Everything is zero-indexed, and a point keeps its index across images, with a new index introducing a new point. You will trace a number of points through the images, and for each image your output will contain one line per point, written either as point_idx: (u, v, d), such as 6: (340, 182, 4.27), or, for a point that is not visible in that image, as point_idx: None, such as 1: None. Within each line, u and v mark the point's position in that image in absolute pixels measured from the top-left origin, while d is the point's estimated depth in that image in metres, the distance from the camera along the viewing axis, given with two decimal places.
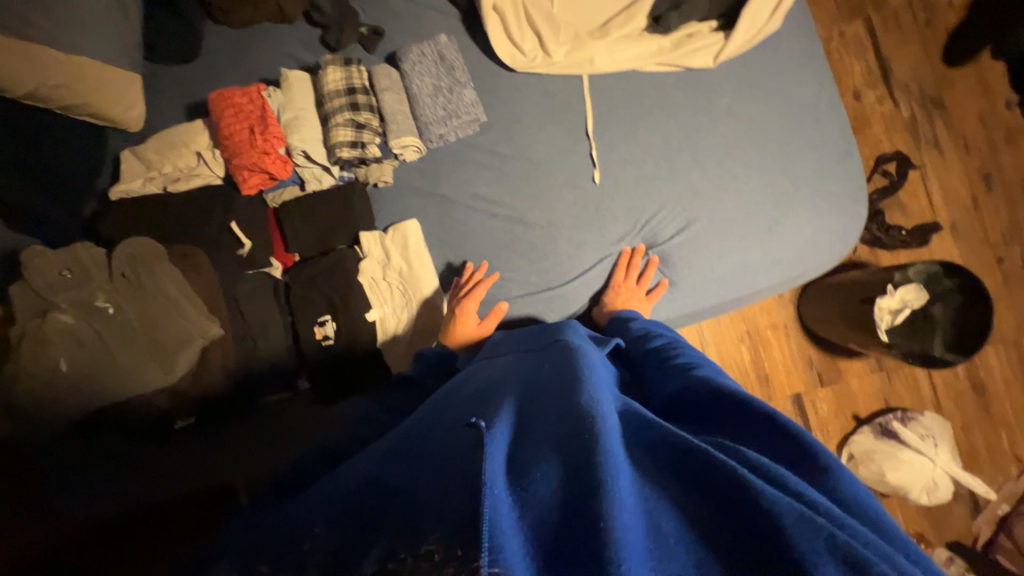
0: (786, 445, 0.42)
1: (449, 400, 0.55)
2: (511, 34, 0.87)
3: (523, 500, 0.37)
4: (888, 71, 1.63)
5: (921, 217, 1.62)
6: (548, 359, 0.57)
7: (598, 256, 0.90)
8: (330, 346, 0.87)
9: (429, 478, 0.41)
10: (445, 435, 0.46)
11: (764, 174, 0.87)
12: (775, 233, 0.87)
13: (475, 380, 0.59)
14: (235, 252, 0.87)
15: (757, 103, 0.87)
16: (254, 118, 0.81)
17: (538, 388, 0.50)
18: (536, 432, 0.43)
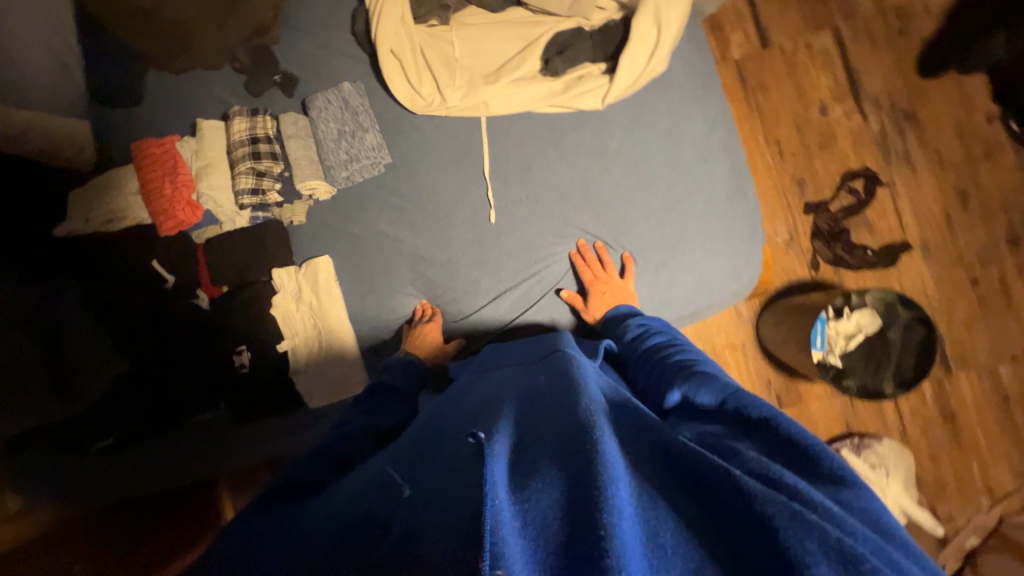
0: (795, 452, 0.44)
1: (444, 421, 0.57)
2: (409, 79, 0.92)
3: (526, 513, 0.37)
4: (857, 83, 1.57)
5: (889, 236, 1.55)
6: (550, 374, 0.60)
7: (493, 293, 0.93)
8: (245, 374, 0.95)
9: (432, 489, 0.42)
10: (450, 445, 0.48)
11: (655, 214, 0.88)
12: (665, 271, 0.88)
13: (474, 397, 0.62)
14: (160, 286, 0.95)
15: (649, 142, 0.87)
16: (167, 167, 0.90)
17: (540, 404, 0.53)
18: (541, 445, 0.44)
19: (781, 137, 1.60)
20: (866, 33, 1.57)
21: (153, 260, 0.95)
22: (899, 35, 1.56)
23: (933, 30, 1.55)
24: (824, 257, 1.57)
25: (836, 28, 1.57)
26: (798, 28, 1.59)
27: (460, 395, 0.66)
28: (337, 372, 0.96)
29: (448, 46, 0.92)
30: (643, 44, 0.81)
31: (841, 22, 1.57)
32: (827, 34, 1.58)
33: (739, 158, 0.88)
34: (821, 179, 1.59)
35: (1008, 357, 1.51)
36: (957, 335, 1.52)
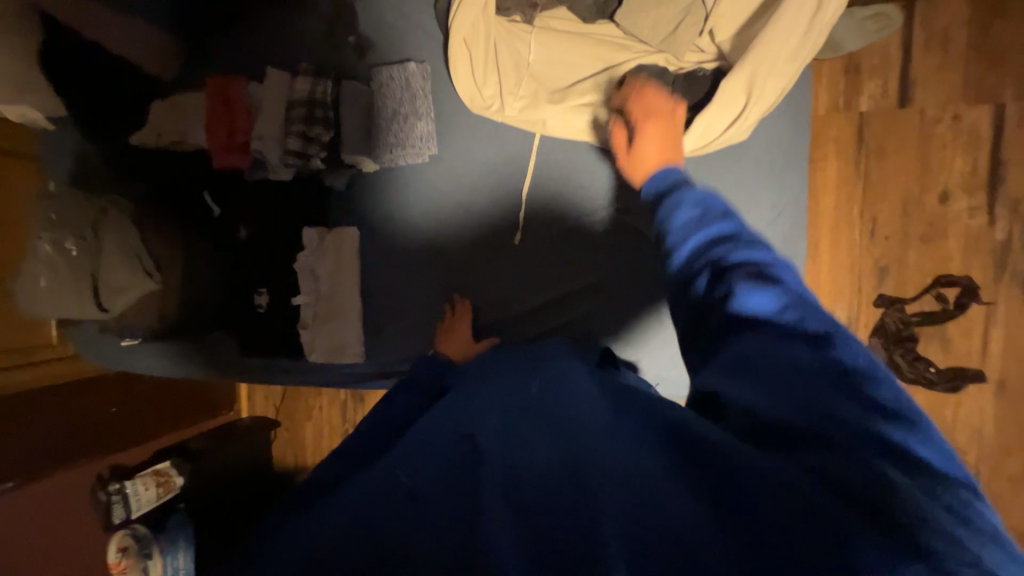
0: (857, 409, 0.41)
1: (441, 424, 0.62)
2: (474, 76, 0.87)
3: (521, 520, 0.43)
4: (999, 178, 1.31)
5: (964, 360, 1.37)
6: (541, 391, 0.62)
7: (497, 306, 0.99)
8: (261, 312, 1.04)
9: (434, 494, 0.48)
10: (458, 448, 0.54)
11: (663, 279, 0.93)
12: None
13: (468, 402, 0.65)
14: (207, 213, 1.03)
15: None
16: (233, 108, 0.94)
17: (532, 419, 0.56)
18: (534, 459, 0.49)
19: (880, 214, 1.40)
20: None
21: (204, 189, 1.03)
22: None
23: None
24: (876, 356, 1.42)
25: (1001, 105, 1.30)
26: (953, 94, 1.32)
27: (465, 395, 0.69)
28: (334, 340, 1.02)
29: (523, 49, 0.86)
30: (730, 105, 0.71)
31: (1013, 99, 1.29)
32: (988, 109, 1.31)
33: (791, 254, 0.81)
34: (909, 273, 1.39)
35: None
36: (997, 486, 1.36)
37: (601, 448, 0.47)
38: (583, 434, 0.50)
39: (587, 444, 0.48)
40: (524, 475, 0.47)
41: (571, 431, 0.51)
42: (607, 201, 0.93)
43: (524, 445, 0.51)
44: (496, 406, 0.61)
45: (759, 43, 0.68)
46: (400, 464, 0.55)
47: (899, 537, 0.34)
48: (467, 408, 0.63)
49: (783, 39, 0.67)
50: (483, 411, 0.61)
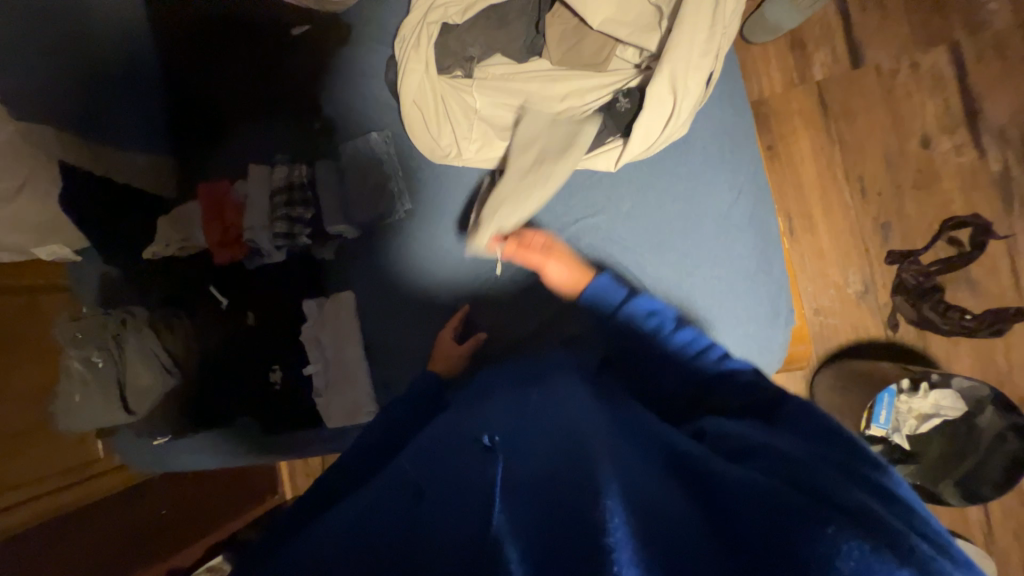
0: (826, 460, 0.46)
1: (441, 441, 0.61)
2: (428, 130, 0.94)
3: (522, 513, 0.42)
4: (977, 111, 1.29)
5: (998, 301, 1.29)
6: (542, 403, 0.63)
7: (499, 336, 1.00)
8: (277, 389, 1.09)
9: (448, 507, 0.46)
10: (481, 450, 0.54)
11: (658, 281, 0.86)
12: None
13: (469, 419, 0.66)
14: (216, 306, 1.11)
15: (658, 210, 0.84)
16: (223, 208, 1.04)
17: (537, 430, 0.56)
18: (540, 462, 0.49)
19: (867, 173, 1.38)
20: (997, 49, 1.28)
21: (209, 284, 1.10)
22: None
23: None
24: (906, 316, 1.35)
25: (955, 43, 1.30)
26: (903, 44, 1.34)
27: (466, 409, 0.72)
28: (347, 402, 1.04)
29: (468, 99, 0.94)
30: (660, 104, 0.73)
31: (964, 36, 1.30)
32: (942, 51, 1.31)
33: (764, 230, 0.80)
34: (914, 224, 1.35)
35: None
36: None
37: (601, 442, 0.48)
38: (589, 432, 0.52)
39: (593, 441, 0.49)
40: (522, 473, 0.48)
41: (579, 434, 0.51)
42: (580, 213, 0.92)
43: (541, 451, 0.52)
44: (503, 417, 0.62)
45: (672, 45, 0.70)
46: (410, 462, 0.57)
47: (879, 539, 0.35)
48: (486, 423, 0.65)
49: (696, 32, 0.70)
50: (487, 422, 0.62)
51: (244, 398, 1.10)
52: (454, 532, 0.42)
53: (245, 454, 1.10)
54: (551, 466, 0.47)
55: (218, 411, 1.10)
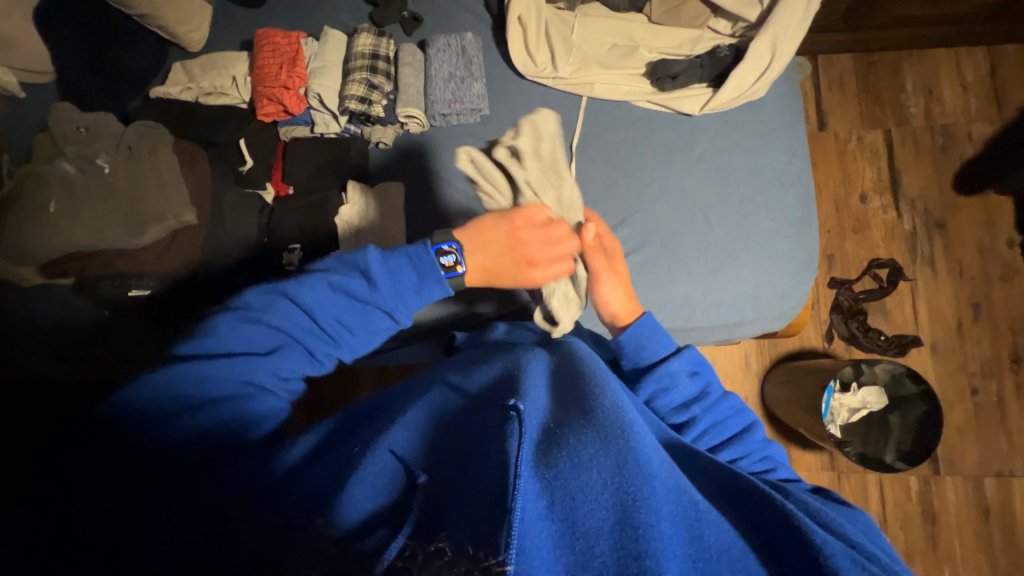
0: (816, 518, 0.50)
1: (466, 389, 0.60)
2: (527, 43, 0.98)
3: (555, 492, 0.41)
4: (897, 182, 1.69)
5: (903, 328, 1.62)
6: (562, 359, 0.64)
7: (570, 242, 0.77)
8: (290, 272, 0.93)
9: (466, 474, 0.47)
10: (488, 416, 0.51)
11: (722, 220, 0.92)
12: (718, 276, 0.91)
13: (492, 367, 0.63)
14: (235, 167, 0.97)
15: (725, 160, 0.94)
16: (286, 58, 0.93)
17: (564, 394, 0.55)
18: (565, 427, 0.48)
19: (820, 212, 1.70)
20: (914, 141, 1.70)
21: (242, 137, 0.97)
22: (941, 151, 1.68)
23: (973, 156, 1.66)
24: (840, 332, 1.61)
25: (887, 130, 1.71)
26: (854, 122, 1.73)
27: (478, 358, 0.69)
28: None
29: (569, 28, 1.00)
30: (750, 69, 0.91)
31: (894, 126, 1.71)
32: (879, 133, 1.72)
33: (808, 191, 0.94)
34: (849, 259, 1.67)
35: (995, 471, 1.53)
36: (950, 439, 1.56)
37: (643, 436, 0.48)
38: (629, 413, 0.51)
39: (632, 422, 0.48)
40: (551, 432, 0.48)
41: (612, 404, 0.51)
42: (657, 148, 0.96)
43: (557, 420, 0.50)
44: (534, 369, 0.61)
45: (768, 28, 0.89)
46: (393, 437, 0.52)
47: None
48: (483, 371, 0.62)
49: (788, 17, 0.89)
50: (508, 372, 0.60)
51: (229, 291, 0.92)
52: (465, 510, 0.42)
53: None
54: (586, 440, 0.45)
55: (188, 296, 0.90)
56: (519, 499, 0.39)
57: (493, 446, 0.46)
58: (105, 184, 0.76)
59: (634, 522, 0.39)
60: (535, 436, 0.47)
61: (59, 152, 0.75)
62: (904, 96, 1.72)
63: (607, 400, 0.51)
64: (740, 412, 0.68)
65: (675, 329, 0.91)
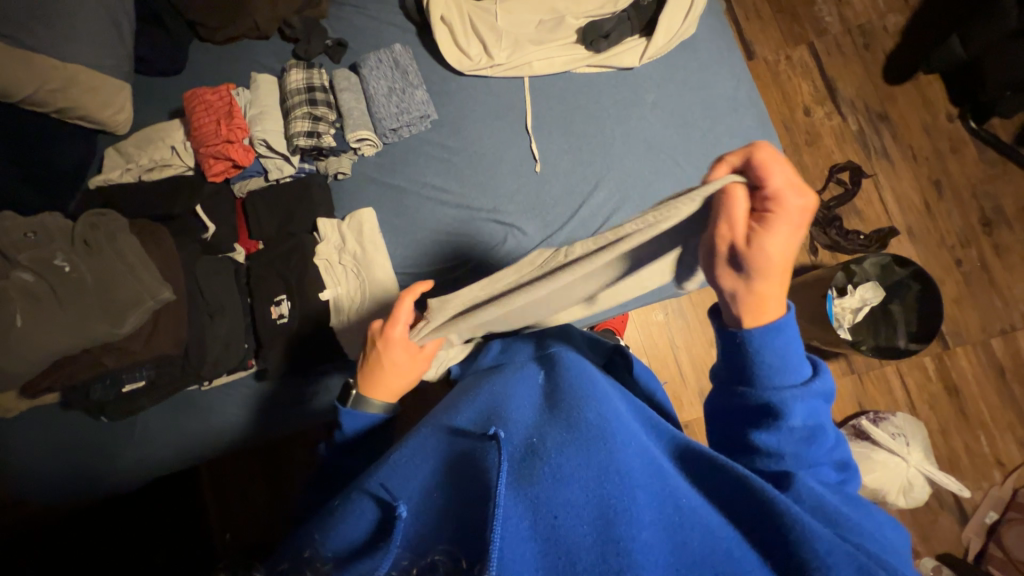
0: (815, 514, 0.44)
1: (448, 414, 0.57)
2: (457, 40, 0.98)
3: (536, 508, 0.40)
4: (834, 89, 1.75)
5: (878, 223, 1.67)
6: (544, 370, 0.63)
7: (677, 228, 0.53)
8: (283, 324, 0.92)
9: (447, 502, 0.45)
10: (468, 439, 0.50)
11: (688, 159, 0.94)
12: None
13: (474, 391, 0.61)
14: (199, 235, 0.94)
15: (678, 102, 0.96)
16: (222, 113, 0.90)
17: (545, 406, 0.54)
18: (545, 440, 0.47)
19: None
20: (838, 47, 1.77)
21: (197, 204, 0.95)
22: (865, 49, 1.75)
23: (894, 46, 1.74)
24: (822, 242, 1.66)
25: (811, 43, 1.78)
26: (778, 43, 1.78)
27: (459, 395, 0.63)
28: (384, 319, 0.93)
29: (492, 15, 1.00)
30: (676, 11, 0.93)
31: (815, 38, 1.78)
32: (804, 48, 1.78)
33: (762, 111, 0.96)
34: (811, 172, 1.72)
35: (998, 330, 1.60)
36: (951, 313, 1.61)
37: (628, 444, 0.46)
38: (614, 420, 0.49)
39: (615, 432, 0.47)
40: (533, 450, 0.46)
41: (594, 412, 0.49)
42: (609, 108, 0.97)
43: (536, 435, 0.48)
44: (515, 388, 0.59)
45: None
46: (386, 475, 0.50)
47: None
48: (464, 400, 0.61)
49: None
50: (491, 395, 0.58)
51: (226, 359, 0.89)
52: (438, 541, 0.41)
53: (223, 432, 0.94)
54: (570, 458, 0.44)
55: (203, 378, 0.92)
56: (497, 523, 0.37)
57: (472, 471, 0.45)
58: (73, 285, 0.73)
59: (615, 534, 0.38)
60: (517, 454, 0.45)
61: (13, 262, 0.72)
62: (816, 8, 1.79)
63: (589, 410, 0.49)
64: (830, 452, 0.52)
65: None
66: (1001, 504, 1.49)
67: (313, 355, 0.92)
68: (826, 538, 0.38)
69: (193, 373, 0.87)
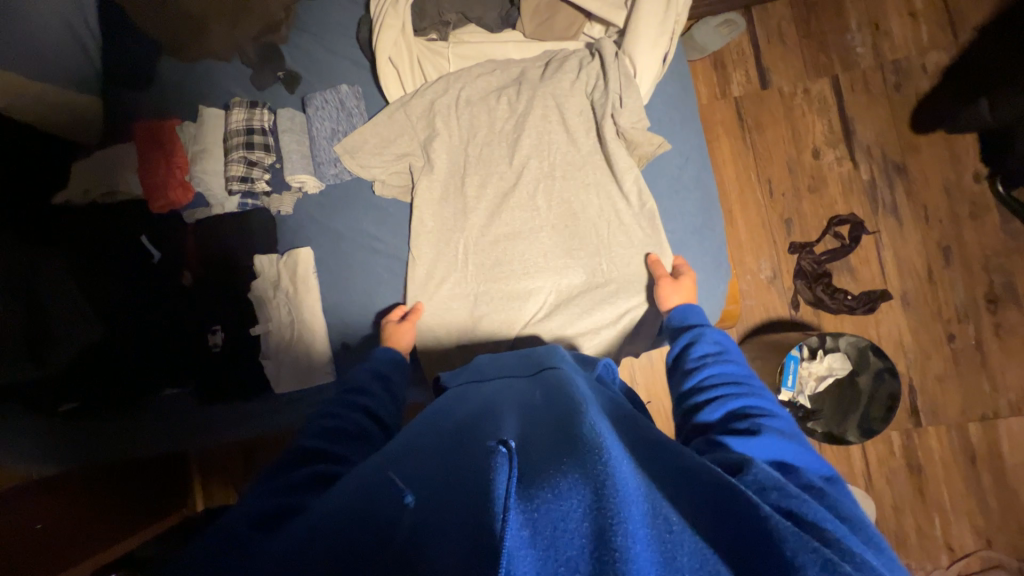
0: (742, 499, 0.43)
1: (443, 424, 0.61)
2: (404, 85, 0.99)
3: (537, 521, 0.39)
4: (850, 131, 1.60)
5: (871, 284, 1.56)
6: (540, 384, 0.67)
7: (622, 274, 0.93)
8: (217, 352, 1.00)
9: (442, 499, 0.46)
10: (472, 452, 0.51)
11: (614, 227, 0.94)
12: (615, 296, 0.93)
13: (466, 406, 0.67)
14: (147, 259, 1.01)
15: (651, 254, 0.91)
16: (166, 149, 0.97)
17: (535, 419, 0.56)
18: (541, 453, 0.48)
19: (773, 177, 1.63)
20: (864, 84, 1.60)
21: (144, 234, 1.00)
22: (894, 89, 1.58)
23: (929, 89, 1.56)
24: (805, 298, 1.56)
25: (835, 77, 1.61)
26: (798, 74, 1.63)
27: (455, 403, 0.69)
28: (311, 364, 0.98)
29: (445, 62, 1.00)
30: (610, 98, 0.91)
31: (841, 71, 1.61)
32: (826, 81, 1.62)
33: (706, 193, 0.96)
34: (809, 220, 1.60)
35: (980, 416, 1.50)
36: (930, 390, 1.52)
37: (614, 446, 0.47)
38: (600, 428, 0.50)
39: (607, 437, 0.48)
40: (528, 460, 0.47)
41: (587, 423, 0.51)
42: (549, 172, 0.96)
43: (534, 451, 0.49)
44: (507, 405, 0.62)
45: (639, 69, 0.92)
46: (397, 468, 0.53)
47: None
48: (471, 418, 0.60)
49: (653, 31, 0.91)
50: (482, 410, 0.62)
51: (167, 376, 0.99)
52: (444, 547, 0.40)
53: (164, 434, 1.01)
54: (566, 468, 0.45)
55: (146, 379, 0.99)
56: (506, 528, 0.37)
57: (473, 477, 0.46)
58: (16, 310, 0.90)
59: (612, 541, 0.37)
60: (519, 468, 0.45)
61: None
62: (848, 36, 1.61)
63: (585, 421, 0.51)
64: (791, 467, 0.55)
65: (603, 345, 0.92)
66: None
67: (244, 386, 1.00)
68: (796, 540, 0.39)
69: (132, 387, 0.98)
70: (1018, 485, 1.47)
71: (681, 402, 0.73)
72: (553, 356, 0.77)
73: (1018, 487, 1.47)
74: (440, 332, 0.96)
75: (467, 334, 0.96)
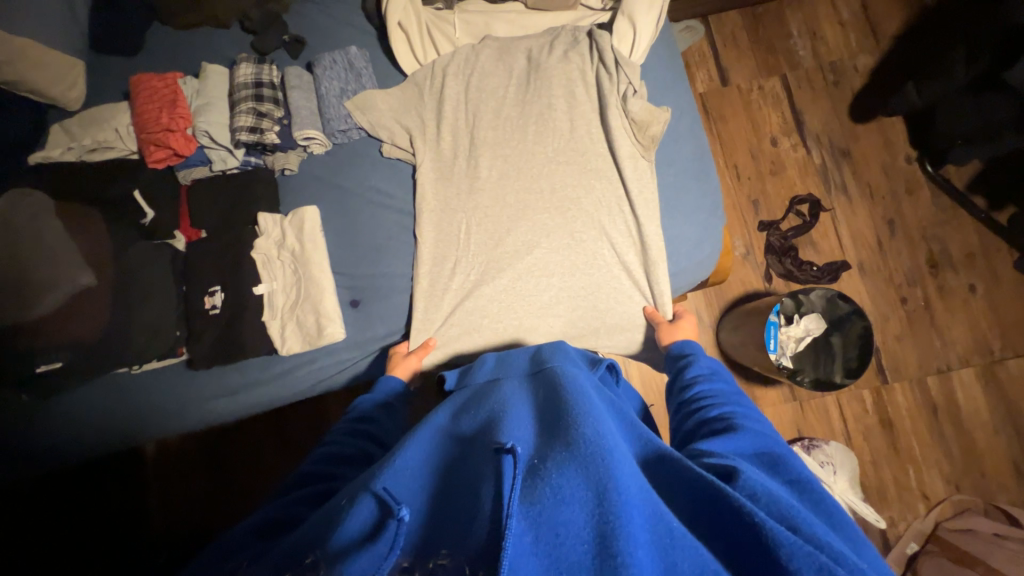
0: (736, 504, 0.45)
1: (444, 430, 0.60)
2: (414, 49, 1.02)
3: (540, 527, 0.40)
4: (801, 122, 1.79)
5: (831, 256, 1.72)
6: (540, 383, 0.66)
7: (626, 227, 0.99)
8: (216, 314, 0.94)
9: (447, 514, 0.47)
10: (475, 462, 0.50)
11: (618, 178, 1.00)
12: (622, 247, 0.99)
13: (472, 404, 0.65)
14: (138, 220, 0.96)
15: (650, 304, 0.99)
16: (165, 99, 0.93)
17: (538, 421, 0.55)
18: (546, 453, 0.47)
19: (738, 163, 1.78)
20: (808, 82, 1.81)
21: (135, 189, 0.97)
22: (833, 85, 1.80)
23: (862, 85, 1.79)
24: (776, 270, 1.69)
25: (784, 75, 1.81)
26: (753, 72, 1.82)
27: (460, 403, 0.68)
28: (320, 323, 0.94)
29: (451, 28, 1.05)
30: (609, 59, 0.99)
31: (788, 70, 1.82)
32: (777, 79, 1.81)
33: (700, 146, 1.04)
34: (773, 201, 1.75)
35: (936, 369, 1.65)
36: (891, 349, 1.67)
37: (618, 447, 0.46)
38: (604, 426, 0.49)
39: (610, 439, 0.47)
40: (535, 462, 0.46)
41: (589, 421, 0.49)
42: (557, 127, 1.01)
43: (537, 454, 0.48)
44: (511, 401, 0.61)
45: (638, 30, 1.00)
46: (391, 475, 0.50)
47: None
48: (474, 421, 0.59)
49: None
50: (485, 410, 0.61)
51: (155, 344, 0.91)
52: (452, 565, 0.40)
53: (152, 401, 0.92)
54: (572, 469, 0.44)
55: (135, 342, 0.90)
56: (508, 536, 0.38)
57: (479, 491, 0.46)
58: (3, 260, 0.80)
59: (612, 548, 0.37)
60: (524, 474, 0.45)
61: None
62: (791, 40, 1.83)
63: (585, 420, 0.50)
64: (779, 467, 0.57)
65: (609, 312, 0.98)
66: (923, 537, 1.53)
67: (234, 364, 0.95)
68: (791, 542, 0.40)
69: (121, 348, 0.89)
70: (974, 431, 1.62)
71: (675, 411, 0.76)
72: (556, 348, 0.77)
73: (974, 433, 1.62)
74: (450, 306, 0.97)
75: (472, 310, 0.98)
